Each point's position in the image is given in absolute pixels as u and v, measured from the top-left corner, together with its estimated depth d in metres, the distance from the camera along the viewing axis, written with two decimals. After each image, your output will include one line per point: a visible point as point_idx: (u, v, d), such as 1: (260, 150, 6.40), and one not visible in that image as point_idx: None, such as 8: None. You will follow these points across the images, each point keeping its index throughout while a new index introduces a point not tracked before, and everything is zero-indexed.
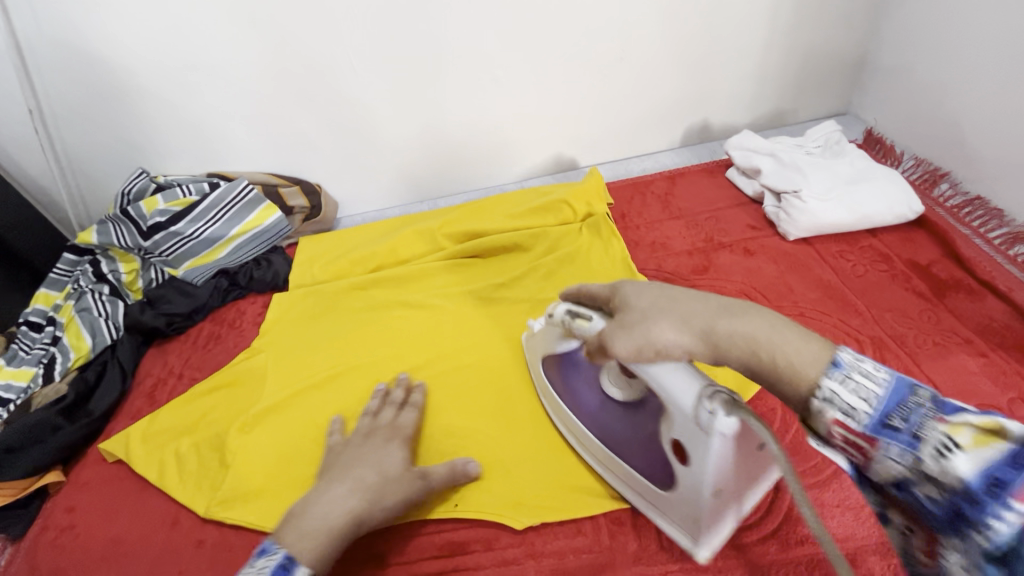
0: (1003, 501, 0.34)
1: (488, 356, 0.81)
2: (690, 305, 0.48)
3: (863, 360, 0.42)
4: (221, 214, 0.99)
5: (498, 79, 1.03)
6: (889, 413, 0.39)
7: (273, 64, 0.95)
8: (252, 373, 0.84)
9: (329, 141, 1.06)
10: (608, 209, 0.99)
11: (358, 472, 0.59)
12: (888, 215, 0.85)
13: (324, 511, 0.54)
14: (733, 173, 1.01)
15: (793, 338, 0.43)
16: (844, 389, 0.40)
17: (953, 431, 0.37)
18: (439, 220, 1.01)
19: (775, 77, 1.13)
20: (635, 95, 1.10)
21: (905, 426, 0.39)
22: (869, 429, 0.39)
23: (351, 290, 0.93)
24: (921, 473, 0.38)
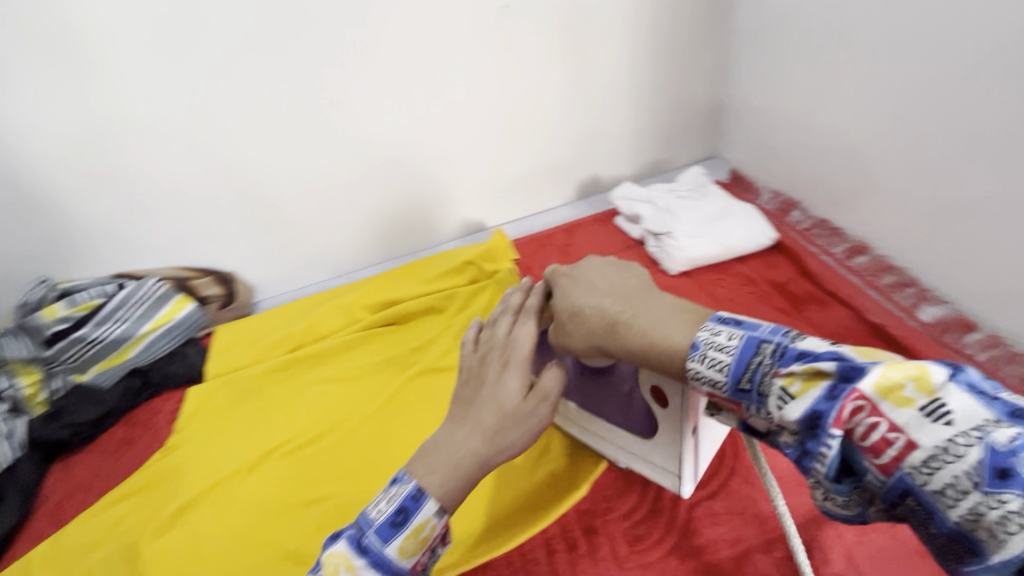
0: (827, 434, 0.36)
1: (411, 420, 0.83)
2: (609, 296, 0.54)
3: (719, 332, 0.44)
4: (130, 312, 0.98)
5: (397, 157, 1.11)
6: (739, 377, 0.41)
7: (174, 164, 0.99)
8: (167, 473, 0.82)
9: (238, 230, 1.09)
10: (513, 264, 1.07)
11: (477, 411, 0.49)
12: (750, 244, 0.97)
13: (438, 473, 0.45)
14: (620, 221, 1.11)
15: (676, 325, 0.48)
16: (702, 364, 0.43)
17: (786, 382, 0.38)
18: (355, 294, 1.05)
19: (647, 133, 1.27)
20: (527, 159, 1.21)
21: (753, 386, 0.41)
22: (729, 395, 0.42)
23: (272, 372, 0.94)
24: (775, 423, 0.40)
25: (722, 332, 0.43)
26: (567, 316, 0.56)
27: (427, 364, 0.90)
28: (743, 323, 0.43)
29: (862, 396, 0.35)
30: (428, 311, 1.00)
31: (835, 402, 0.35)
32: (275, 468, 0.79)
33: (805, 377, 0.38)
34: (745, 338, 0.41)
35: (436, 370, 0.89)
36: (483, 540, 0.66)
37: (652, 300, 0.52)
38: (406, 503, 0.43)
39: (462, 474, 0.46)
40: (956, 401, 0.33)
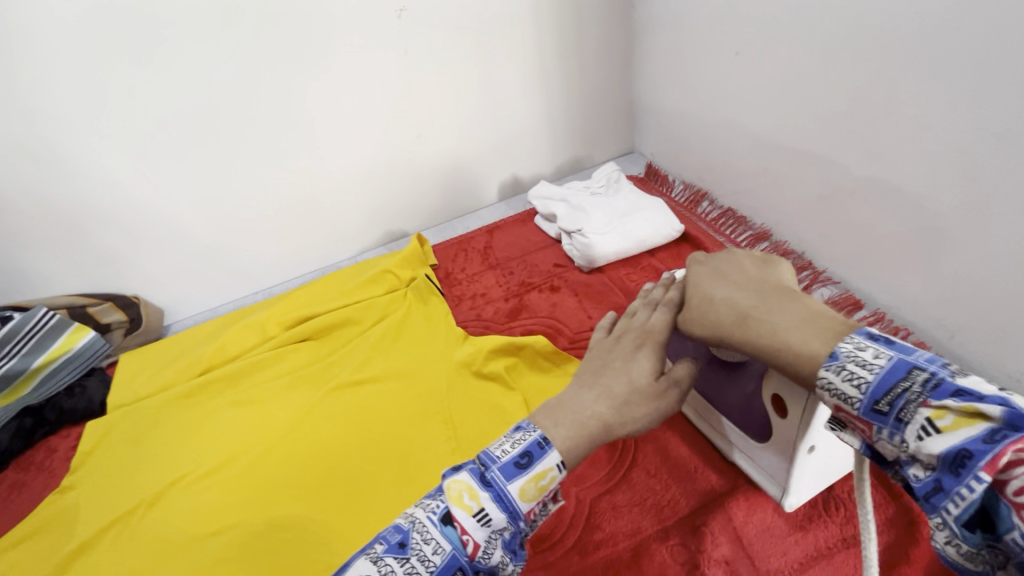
0: (972, 475, 0.36)
1: (326, 437, 0.82)
2: (750, 290, 0.55)
3: (863, 347, 0.43)
4: (20, 346, 0.92)
5: (305, 167, 1.08)
6: (877, 397, 0.41)
7: (55, 187, 0.93)
8: (61, 515, 0.77)
9: (139, 251, 1.04)
10: (432, 270, 1.07)
11: (606, 379, 0.56)
12: (657, 236, 0.99)
13: (562, 433, 0.51)
14: (539, 220, 1.12)
15: (811, 334, 0.47)
16: (839, 376, 0.43)
17: (935, 415, 0.38)
18: (269, 311, 1.02)
19: (564, 132, 1.29)
20: (445, 163, 1.20)
21: (892, 411, 0.40)
22: (863, 413, 0.42)
23: (181, 399, 0.90)
24: (909, 453, 0.40)
25: (868, 348, 0.43)
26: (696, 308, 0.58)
27: (342, 379, 0.88)
28: (893, 342, 0.43)
29: None
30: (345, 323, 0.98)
31: (995, 446, 0.35)
32: (182, 498, 0.76)
33: (959, 415, 0.38)
34: (896, 360, 0.41)
35: (353, 384, 0.88)
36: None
37: (783, 304, 0.51)
38: (531, 447, 0.50)
39: (575, 430, 0.52)
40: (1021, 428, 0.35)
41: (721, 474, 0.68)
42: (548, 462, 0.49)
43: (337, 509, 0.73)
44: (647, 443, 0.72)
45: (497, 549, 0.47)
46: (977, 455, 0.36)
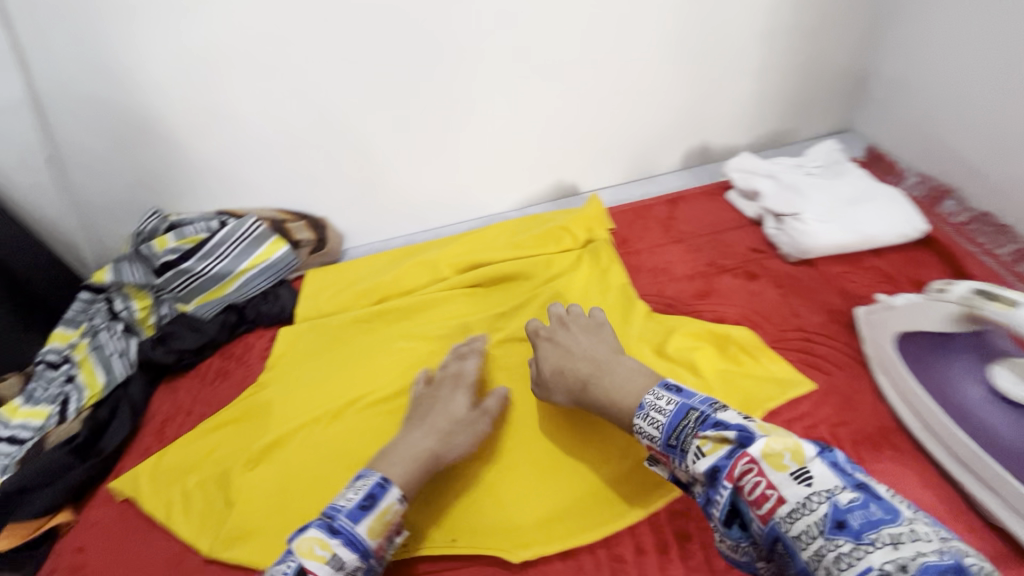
0: (719, 484, 0.50)
1: (494, 386, 0.79)
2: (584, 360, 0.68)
3: (658, 400, 0.58)
4: (230, 250, 1.01)
5: (497, 109, 1.05)
6: (669, 436, 0.55)
7: (279, 103, 0.98)
8: (257, 408, 0.84)
9: (334, 175, 1.09)
10: (609, 235, 1.00)
11: (430, 419, 0.68)
12: (892, 234, 0.83)
13: (396, 470, 0.62)
14: (733, 196, 1.00)
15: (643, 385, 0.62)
16: (645, 423, 0.57)
17: (701, 443, 0.52)
18: (442, 251, 1.02)
19: (773, 99, 1.13)
20: (634, 121, 1.11)
21: (678, 443, 0.54)
22: (660, 448, 0.55)
23: (362, 324, 0.94)
24: (690, 474, 0.53)
25: (663, 397, 0.59)
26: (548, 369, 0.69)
27: (513, 332, 0.86)
28: (681, 391, 0.57)
29: (750, 461, 0.48)
30: (516, 276, 0.96)
31: (729, 460, 0.49)
32: (360, 420, 0.80)
33: (760, 453, 0.49)
34: (676, 407, 0.56)
35: (524, 339, 0.85)
36: (560, 527, 0.63)
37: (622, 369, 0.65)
38: (373, 489, 0.59)
39: (411, 467, 0.63)
40: (817, 470, 0.47)
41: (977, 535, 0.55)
42: (390, 498, 0.59)
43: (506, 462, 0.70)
44: (877, 478, 0.59)
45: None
46: (720, 469, 0.50)
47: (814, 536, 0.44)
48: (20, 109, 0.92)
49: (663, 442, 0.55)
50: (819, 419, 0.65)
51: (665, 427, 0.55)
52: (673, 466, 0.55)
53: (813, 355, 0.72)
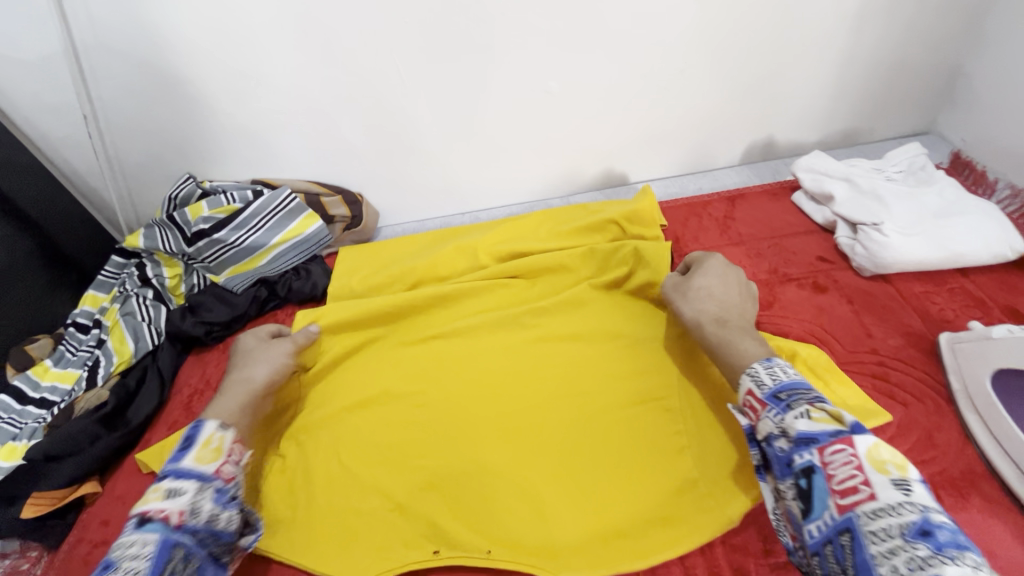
0: (809, 448, 0.47)
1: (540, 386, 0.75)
2: (732, 310, 0.69)
3: (782, 364, 0.56)
4: (264, 221, 0.98)
5: (550, 90, 0.98)
6: (781, 391, 0.53)
7: (322, 72, 0.93)
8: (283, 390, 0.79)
9: (374, 150, 1.04)
10: (662, 231, 0.93)
11: (233, 371, 0.71)
12: (984, 254, 0.75)
13: (231, 399, 0.67)
14: (800, 197, 0.93)
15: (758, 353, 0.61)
16: (762, 370, 0.56)
17: (814, 411, 0.49)
18: (484, 237, 0.97)
19: (850, 93, 1.04)
20: (695, 110, 1.04)
21: (786, 398, 0.52)
22: (766, 394, 0.53)
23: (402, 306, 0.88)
24: (780, 429, 0.51)
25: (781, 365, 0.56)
26: (700, 290, 0.70)
27: (558, 330, 0.80)
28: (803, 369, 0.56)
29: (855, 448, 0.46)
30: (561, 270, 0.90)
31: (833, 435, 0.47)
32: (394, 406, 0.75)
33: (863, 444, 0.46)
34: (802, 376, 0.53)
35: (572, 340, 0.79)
36: (607, 551, 0.59)
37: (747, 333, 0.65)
38: (188, 433, 0.59)
39: (229, 405, 0.66)
40: (922, 493, 0.43)
41: None
42: (208, 430, 0.60)
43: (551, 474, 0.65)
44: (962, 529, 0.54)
45: (205, 503, 0.55)
46: (819, 437, 0.47)
47: (892, 536, 0.41)
48: (56, 60, 0.88)
49: (770, 391, 0.53)
50: None
51: (781, 383, 0.54)
52: (763, 415, 0.53)
53: (888, 382, 0.66)
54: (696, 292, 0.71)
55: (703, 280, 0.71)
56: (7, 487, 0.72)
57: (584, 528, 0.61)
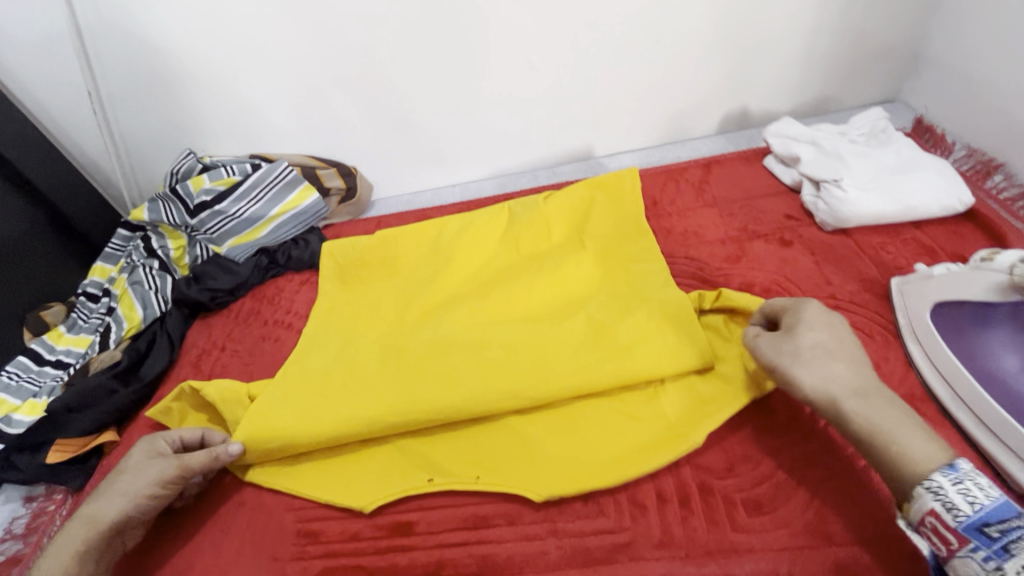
0: None
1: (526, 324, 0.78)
2: (856, 372, 0.57)
3: (980, 475, 0.48)
4: (263, 193, 1.03)
5: (533, 63, 1.02)
6: (987, 522, 0.46)
7: (315, 49, 0.97)
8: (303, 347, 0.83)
9: (366, 124, 1.08)
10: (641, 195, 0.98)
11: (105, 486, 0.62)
12: (934, 206, 0.81)
13: (65, 544, 0.58)
14: (771, 161, 0.98)
15: (919, 443, 0.51)
16: (952, 485, 0.47)
17: None
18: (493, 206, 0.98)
19: (820, 63, 1.09)
20: (673, 82, 1.08)
21: (999, 537, 0.45)
22: (962, 528, 0.46)
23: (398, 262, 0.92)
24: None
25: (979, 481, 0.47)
26: (809, 347, 0.58)
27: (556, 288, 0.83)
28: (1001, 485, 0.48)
29: None
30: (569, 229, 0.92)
31: None
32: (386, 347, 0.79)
33: None
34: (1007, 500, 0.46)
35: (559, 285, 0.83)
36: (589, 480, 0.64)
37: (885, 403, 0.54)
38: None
39: (62, 551, 0.58)
40: None
41: None
42: None
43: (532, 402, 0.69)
44: None
45: None
46: None
47: None
48: (61, 40, 0.92)
49: (967, 523, 0.46)
50: None
51: (984, 510, 0.46)
52: (965, 553, 0.46)
53: None
54: (809, 354, 0.58)
55: (810, 335, 0.59)
56: (33, 436, 0.77)
57: (568, 462, 0.66)
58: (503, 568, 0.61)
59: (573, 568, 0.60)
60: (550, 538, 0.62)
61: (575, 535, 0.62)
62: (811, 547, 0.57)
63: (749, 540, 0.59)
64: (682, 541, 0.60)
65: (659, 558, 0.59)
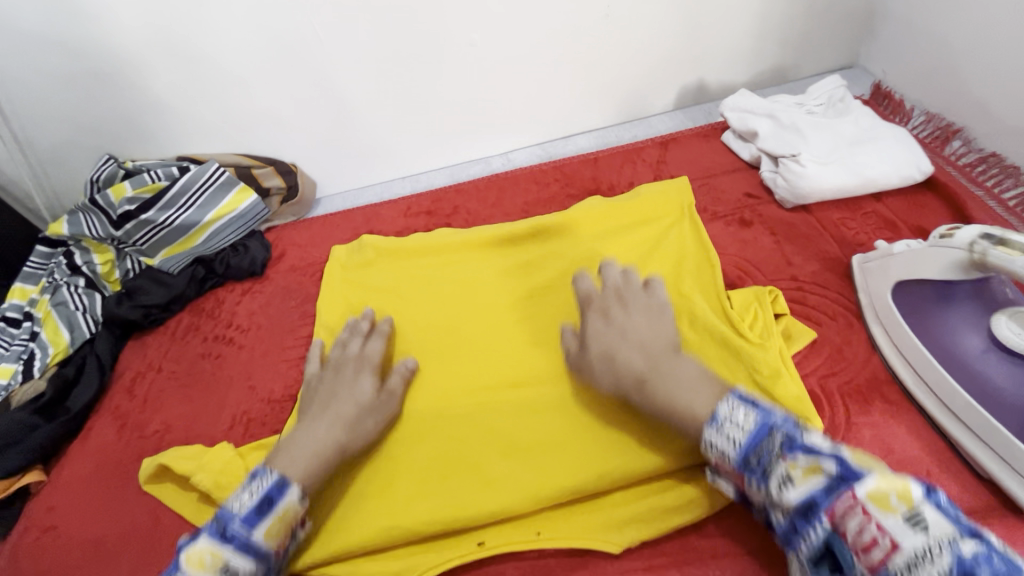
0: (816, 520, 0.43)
1: (529, 357, 0.73)
2: (639, 349, 0.59)
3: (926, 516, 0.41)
4: (194, 198, 0.95)
5: (475, 43, 0.96)
6: (748, 453, 0.48)
7: (234, 38, 0.89)
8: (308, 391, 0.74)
9: (302, 116, 1.01)
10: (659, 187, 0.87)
11: (333, 407, 0.62)
12: (894, 177, 0.78)
13: (305, 440, 0.58)
14: (729, 137, 0.94)
15: (695, 392, 0.53)
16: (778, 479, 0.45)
17: (802, 476, 0.44)
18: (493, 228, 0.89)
19: (776, 29, 1.05)
20: (626, 58, 1.03)
21: (759, 463, 0.47)
22: (737, 466, 0.48)
23: (421, 283, 0.83)
24: (771, 500, 0.47)
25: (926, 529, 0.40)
26: (591, 358, 0.62)
27: (554, 311, 0.76)
28: (846, 475, 0.43)
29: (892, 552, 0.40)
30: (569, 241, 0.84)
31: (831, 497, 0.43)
32: (423, 382, 0.72)
33: (873, 498, 0.42)
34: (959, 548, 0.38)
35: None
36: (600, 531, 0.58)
37: (671, 370, 0.56)
38: (270, 492, 0.53)
39: (307, 459, 0.57)
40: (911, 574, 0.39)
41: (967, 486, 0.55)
42: None
43: (590, 435, 0.64)
44: (863, 431, 0.58)
45: None
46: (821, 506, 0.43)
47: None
48: None
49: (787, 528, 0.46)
50: (809, 370, 0.63)
51: (744, 443, 0.48)
52: (748, 483, 0.49)
53: (805, 305, 0.69)
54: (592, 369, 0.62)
55: (599, 346, 0.61)
56: None
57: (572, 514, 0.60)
58: None
59: None
60: (510, 560, 0.59)
61: (536, 552, 0.59)
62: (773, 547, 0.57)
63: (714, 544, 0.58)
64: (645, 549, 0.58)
65: (622, 570, 0.57)
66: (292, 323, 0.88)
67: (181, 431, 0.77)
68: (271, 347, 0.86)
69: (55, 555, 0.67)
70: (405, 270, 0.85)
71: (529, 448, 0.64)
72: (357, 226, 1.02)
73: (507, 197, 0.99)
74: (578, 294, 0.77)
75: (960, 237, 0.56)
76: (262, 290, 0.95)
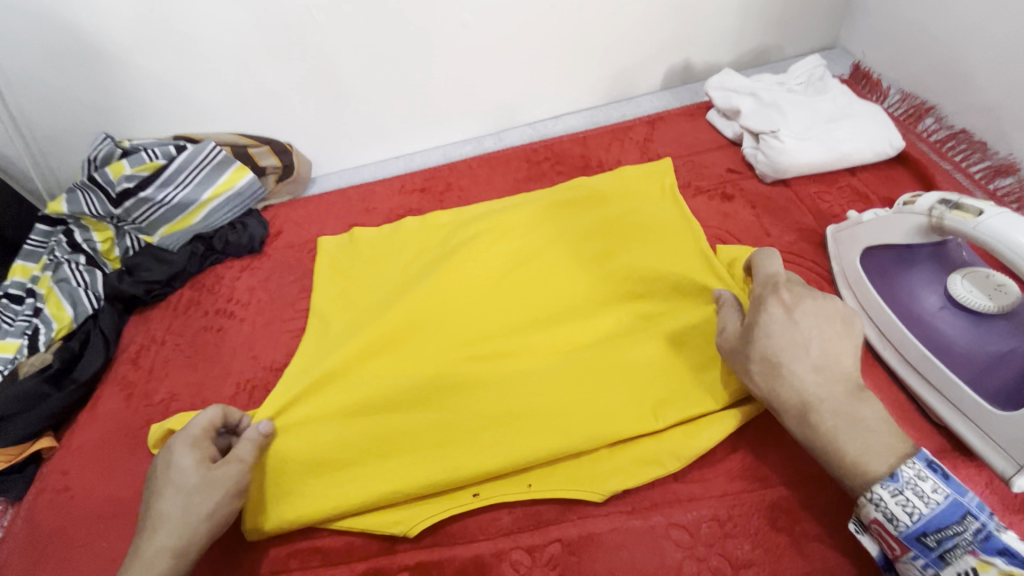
0: None
1: (514, 324, 0.75)
2: (819, 375, 0.54)
3: None
4: (191, 176, 0.97)
5: (467, 23, 0.98)
6: (926, 531, 0.47)
7: (226, 18, 0.90)
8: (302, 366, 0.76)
9: (297, 96, 1.03)
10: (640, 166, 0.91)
11: (159, 507, 0.56)
12: (867, 152, 0.82)
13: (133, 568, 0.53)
14: (712, 115, 0.97)
15: (864, 446, 0.51)
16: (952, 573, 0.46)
17: (980, 565, 0.46)
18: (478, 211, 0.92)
19: (760, 9, 1.07)
20: (615, 38, 1.06)
21: (937, 546, 0.47)
22: (907, 539, 0.48)
23: (401, 264, 0.86)
24: None
25: None
26: (767, 349, 0.56)
27: (537, 282, 0.79)
28: None
29: None
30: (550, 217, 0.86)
31: None
32: (410, 355, 0.74)
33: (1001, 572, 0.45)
34: None
35: (586, 275, 0.79)
36: (584, 481, 0.62)
37: (848, 406, 0.52)
38: None
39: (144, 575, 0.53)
40: None
41: (923, 431, 0.60)
42: None
43: (575, 395, 0.67)
44: None
45: None
46: None
47: None
48: None
49: (909, 532, 0.48)
50: None
51: (922, 520, 0.47)
52: (904, 557, 0.49)
53: None
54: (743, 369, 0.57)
55: (765, 349, 0.56)
56: None
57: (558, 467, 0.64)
58: (458, 537, 0.62)
59: (526, 530, 0.62)
60: (502, 509, 0.63)
61: (526, 502, 0.63)
62: (746, 491, 0.61)
63: (693, 489, 0.62)
64: (629, 496, 0.62)
65: (606, 516, 0.61)
66: (291, 296, 0.91)
67: (187, 399, 0.80)
68: (272, 319, 0.88)
69: (70, 514, 0.71)
70: (386, 251, 0.88)
71: (516, 408, 0.66)
72: (353, 204, 1.05)
73: (499, 175, 1.02)
74: (557, 271, 0.80)
75: (921, 203, 0.60)
76: (261, 266, 0.97)
